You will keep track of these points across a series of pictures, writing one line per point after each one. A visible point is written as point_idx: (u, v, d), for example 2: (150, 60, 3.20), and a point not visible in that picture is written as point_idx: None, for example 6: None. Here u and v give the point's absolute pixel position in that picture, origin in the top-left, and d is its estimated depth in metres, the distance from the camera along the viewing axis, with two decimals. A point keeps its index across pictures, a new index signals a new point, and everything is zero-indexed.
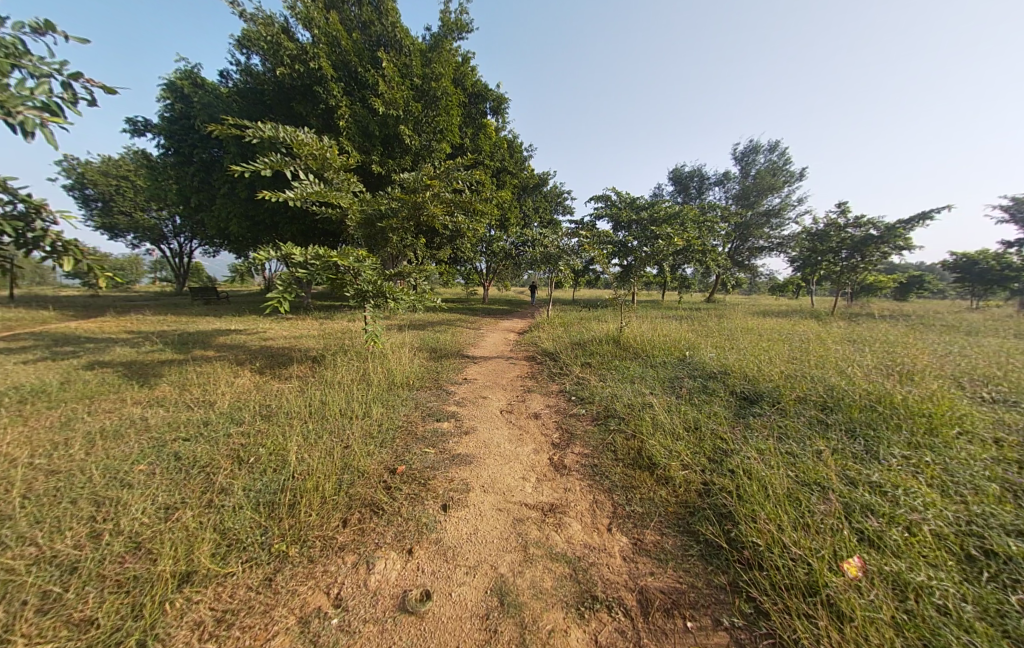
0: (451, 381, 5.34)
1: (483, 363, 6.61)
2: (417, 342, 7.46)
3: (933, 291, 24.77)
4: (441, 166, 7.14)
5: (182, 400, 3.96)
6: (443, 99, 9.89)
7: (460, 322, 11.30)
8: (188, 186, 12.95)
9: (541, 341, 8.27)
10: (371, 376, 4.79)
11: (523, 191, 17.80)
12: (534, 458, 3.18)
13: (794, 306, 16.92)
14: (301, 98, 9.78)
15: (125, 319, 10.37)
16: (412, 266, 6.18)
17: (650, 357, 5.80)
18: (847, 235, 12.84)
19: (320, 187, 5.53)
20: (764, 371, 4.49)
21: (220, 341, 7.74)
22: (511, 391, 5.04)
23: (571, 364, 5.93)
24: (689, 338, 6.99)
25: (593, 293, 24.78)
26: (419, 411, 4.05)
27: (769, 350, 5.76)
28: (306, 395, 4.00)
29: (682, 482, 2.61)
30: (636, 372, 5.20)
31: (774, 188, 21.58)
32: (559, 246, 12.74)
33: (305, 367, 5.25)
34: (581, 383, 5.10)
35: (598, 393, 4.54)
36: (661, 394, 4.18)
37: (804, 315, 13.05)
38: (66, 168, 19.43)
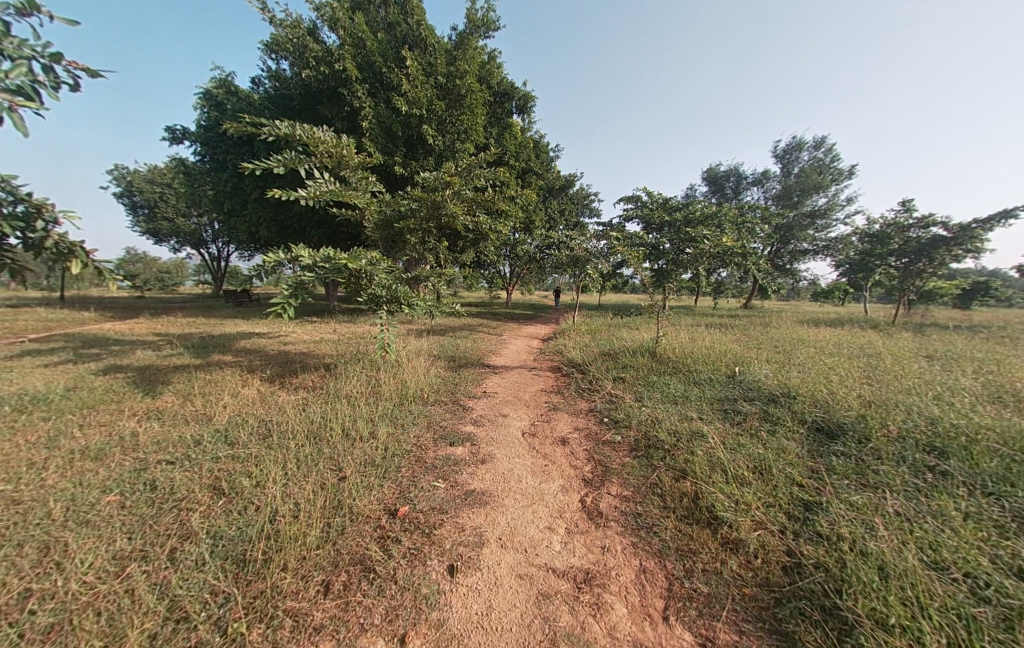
0: (469, 395, 4.87)
1: (505, 375, 6.09)
2: (436, 350, 7.07)
3: (1005, 300, 22.13)
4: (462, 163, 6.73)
5: (182, 412, 3.72)
6: (467, 96, 9.54)
7: (481, 327, 10.86)
8: (222, 192, 13.32)
9: (567, 349, 7.68)
10: (382, 389, 4.39)
11: (549, 193, 17.29)
12: (562, 499, 2.64)
13: (845, 314, 15.40)
14: (326, 102, 9.76)
15: (157, 321, 10.65)
16: (430, 269, 5.78)
17: (693, 372, 5.11)
18: (911, 237, 11.47)
19: (336, 186, 5.19)
20: (840, 395, 3.72)
21: (240, 345, 7.67)
22: (535, 409, 4.49)
23: (602, 378, 5.32)
24: (736, 350, 6.21)
25: (621, 299, 23.84)
26: (431, 432, 3.59)
27: (836, 367, 4.93)
28: (309, 411, 3.64)
29: (758, 550, 2.00)
30: (678, 392, 4.53)
31: (820, 187, 20.01)
32: (585, 249, 12.13)
33: (316, 376, 4.95)
34: (614, 402, 4.49)
35: (636, 415, 3.93)
36: (714, 422, 3.52)
37: (860, 325, 11.75)
38: (119, 178, 20.75)
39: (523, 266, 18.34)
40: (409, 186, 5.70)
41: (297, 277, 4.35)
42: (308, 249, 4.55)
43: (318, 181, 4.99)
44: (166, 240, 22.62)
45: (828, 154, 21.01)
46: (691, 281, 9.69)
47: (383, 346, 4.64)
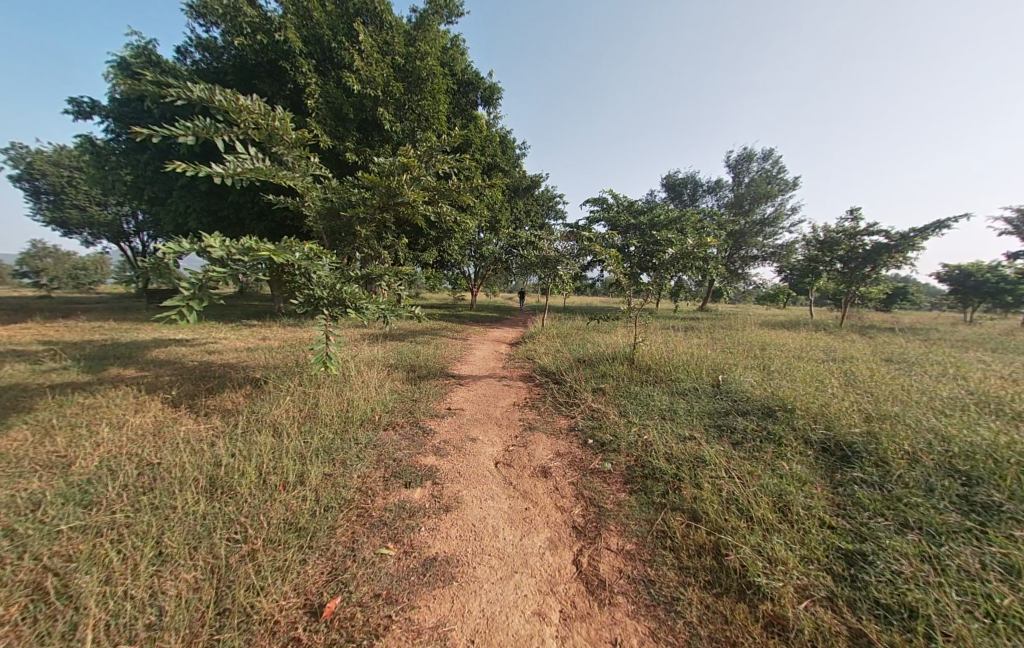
0: (431, 414, 4.16)
1: (472, 387, 5.43)
2: (394, 358, 6.27)
3: (918, 304, 24.80)
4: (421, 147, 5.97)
5: (30, 454, 2.68)
6: (428, 81, 8.78)
7: (445, 332, 10.08)
8: (140, 175, 11.46)
9: (538, 356, 7.18)
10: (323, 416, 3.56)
11: (515, 193, 16.85)
12: (553, 563, 2.05)
13: (795, 317, 16.28)
14: (266, 77, 8.60)
15: (52, 325, 8.85)
16: (384, 266, 4.98)
17: (677, 382, 4.75)
18: (857, 244, 12.17)
19: (265, 163, 4.25)
20: (838, 409, 3.46)
21: (152, 355, 6.35)
22: (509, 431, 3.86)
23: (580, 388, 4.83)
24: (713, 356, 5.98)
25: (587, 301, 23.89)
26: (381, 470, 2.85)
27: (815, 374, 4.79)
28: (215, 449, 2.75)
29: (814, 637, 1.62)
30: (665, 406, 4.10)
31: (769, 196, 21.21)
32: (555, 250, 11.72)
33: (240, 396, 3.99)
34: (596, 418, 4.00)
35: (625, 436, 3.43)
36: (715, 445, 3.08)
37: (812, 327, 12.32)
38: (13, 157, 17.64)
39: (489, 267, 17.70)
40: (360, 168, 4.85)
41: (200, 274, 3.23)
42: (218, 238, 3.37)
43: (241, 156, 4.04)
44: (76, 232, 19.52)
45: (775, 166, 22.45)
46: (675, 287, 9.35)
47: (322, 360, 3.78)
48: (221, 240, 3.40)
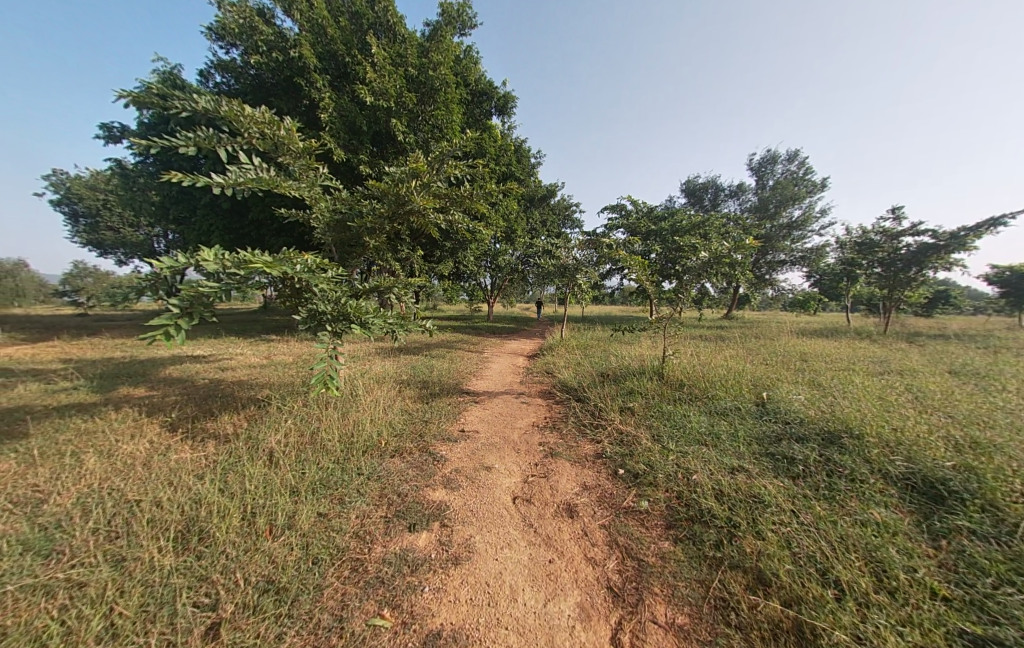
0: (442, 439, 3.80)
1: (489, 405, 5.06)
2: (406, 374, 5.99)
3: (961, 308, 23.12)
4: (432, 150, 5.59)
5: (7, 489, 2.48)
6: (441, 91, 8.68)
7: (460, 344, 9.80)
8: (167, 196, 11.82)
9: (558, 370, 6.77)
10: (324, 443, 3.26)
11: (530, 203, 16.69)
12: (585, 643, 1.66)
13: (831, 324, 15.27)
14: (283, 94, 8.71)
15: (78, 343, 9.05)
16: (394, 278, 4.72)
17: (716, 401, 4.24)
18: (900, 246, 11.29)
19: (269, 173, 4.08)
20: (923, 437, 2.89)
21: (166, 373, 6.29)
22: (529, 458, 3.46)
23: (606, 407, 4.38)
24: (752, 370, 5.42)
25: (605, 311, 23.31)
26: (383, 508, 2.50)
27: (877, 391, 4.19)
28: (199, 485, 2.47)
29: None
30: (706, 430, 3.61)
31: (796, 198, 20.31)
32: (572, 259, 11.35)
33: (240, 420, 3.75)
34: (627, 443, 3.54)
35: (663, 466, 2.97)
36: (774, 481, 2.60)
37: (853, 336, 11.43)
38: (56, 184, 18.76)
39: (505, 277, 17.47)
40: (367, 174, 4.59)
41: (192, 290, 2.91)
42: (212, 251, 3.13)
43: (245, 167, 3.89)
44: (112, 253, 20.45)
45: (801, 167, 21.56)
46: (700, 297, 8.59)
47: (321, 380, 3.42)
48: (217, 252, 3.15)
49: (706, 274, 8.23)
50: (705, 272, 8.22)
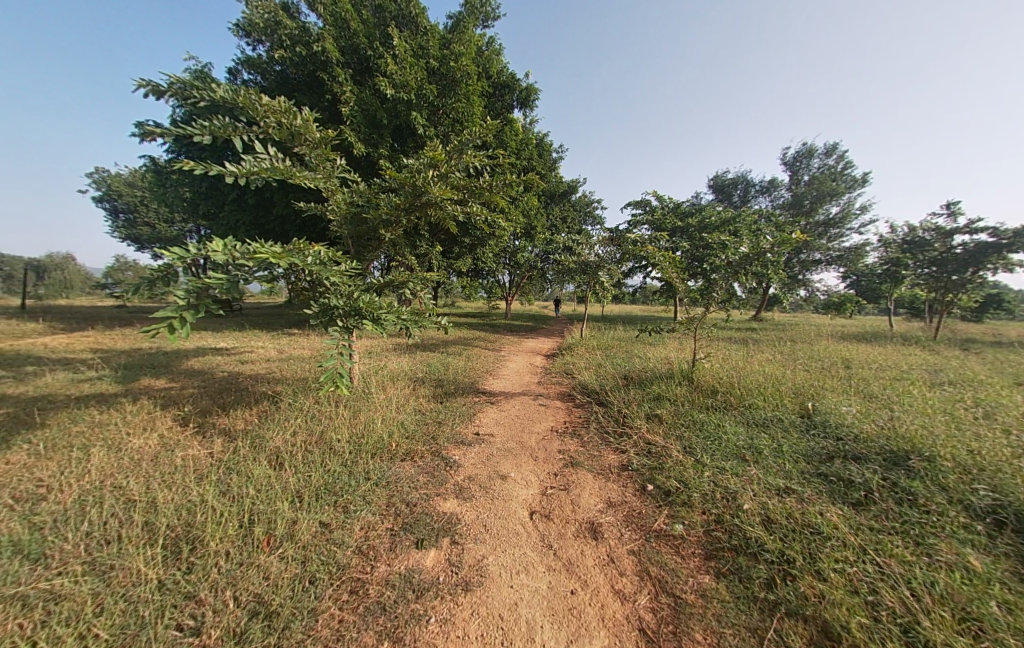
0: (455, 442, 3.60)
1: (505, 406, 4.84)
2: (421, 372, 5.85)
3: (1018, 314, 21.27)
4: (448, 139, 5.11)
5: (12, 484, 2.45)
6: (462, 82, 8.47)
7: (477, 342, 9.64)
8: (196, 192, 12.18)
9: (578, 371, 6.49)
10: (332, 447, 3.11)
11: (551, 199, 16.35)
12: None
13: (871, 329, 14.27)
14: (305, 89, 8.72)
15: (111, 333, 9.42)
16: (409, 272, 4.55)
17: (754, 411, 3.87)
18: (956, 244, 10.34)
19: (284, 162, 3.95)
20: (1013, 465, 2.46)
21: (187, 365, 6.39)
22: (547, 467, 3.20)
23: (632, 414, 4.08)
24: (791, 376, 4.98)
25: (625, 310, 22.73)
26: (390, 519, 2.31)
27: (943, 405, 3.72)
28: (200, 488, 2.35)
29: None
30: (745, 445, 3.26)
31: (834, 194, 19.15)
32: (593, 256, 10.97)
33: (252, 416, 3.67)
34: (656, 455, 3.24)
35: (699, 485, 2.66)
36: (833, 509, 2.25)
37: (898, 341, 10.59)
38: (99, 182, 19.75)
39: (524, 275, 17.21)
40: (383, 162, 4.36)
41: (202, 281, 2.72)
42: (223, 241, 2.95)
43: (260, 157, 3.78)
44: (148, 248, 21.42)
45: (840, 161, 20.34)
46: (728, 298, 7.97)
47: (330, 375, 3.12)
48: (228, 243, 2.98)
49: (738, 273, 7.72)
50: (737, 271, 7.73)
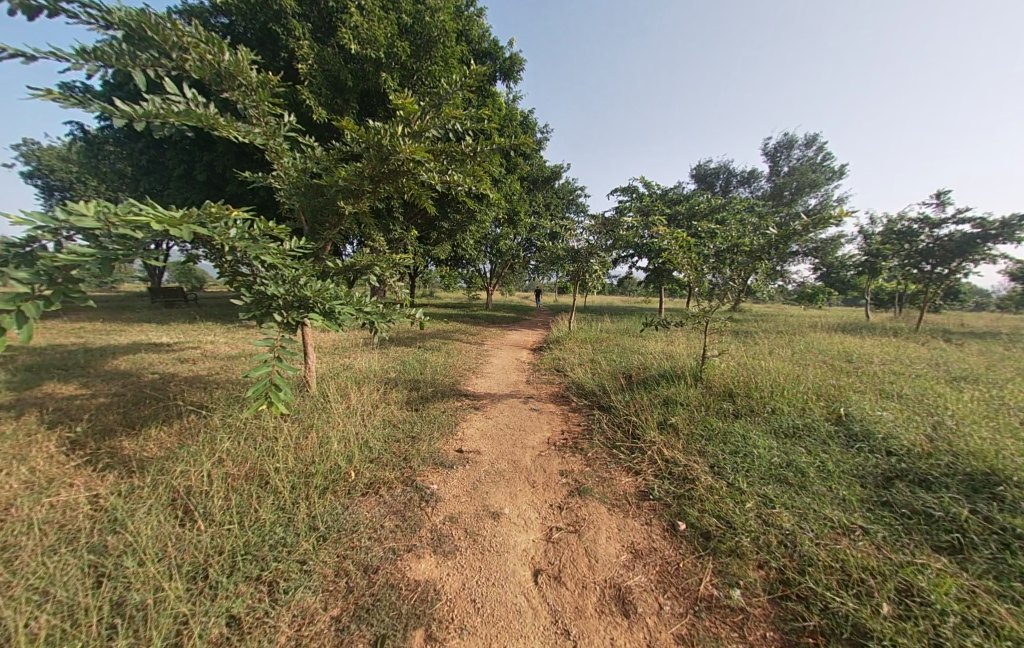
0: (434, 464, 2.92)
1: (491, 413, 4.15)
2: (394, 372, 5.09)
3: (971, 305, 22.50)
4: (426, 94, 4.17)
5: None
6: (440, 44, 7.52)
7: (458, 335, 8.91)
8: (134, 165, 10.69)
9: (570, 367, 5.91)
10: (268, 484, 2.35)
11: (534, 184, 15.60)
12: None
13: (849, 320, 14.48)
14: (256, 45, 7.54)
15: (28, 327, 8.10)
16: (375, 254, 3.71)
17: (781, 418, 3.37)
18: (940, 235, 10.38)
19: (208, 109, 2.99)
20: None
21: (111, 366, 5.35)
22: (548, 496, 2.56)
23: (640, 421, 3.50)
24: (805, 374, 4.55)
25: (607, 301, 22.52)
26: (339, 599, 1.64)
27: (982, 409, 3.37)
28: (47, 577, 1.56)
29: None
30: (783, 465, 2.74)
31: (813, 186, 19.36)
32: (583, 243, 10.30)
33: (167, 438, 2.83)
34: (681, 478, 2.67)
35: (745, 526, 2.13)
36: (932, 566, 1.79)
37: (881, 332, 10.64)
38: (25, 154, 17.42)
39: (505, 263, 16.45)
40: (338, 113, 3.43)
41: (47, 260, 1.73)
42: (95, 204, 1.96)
43: (171, 98, 2.80)
44: None
45: (818, 153, 20.54)
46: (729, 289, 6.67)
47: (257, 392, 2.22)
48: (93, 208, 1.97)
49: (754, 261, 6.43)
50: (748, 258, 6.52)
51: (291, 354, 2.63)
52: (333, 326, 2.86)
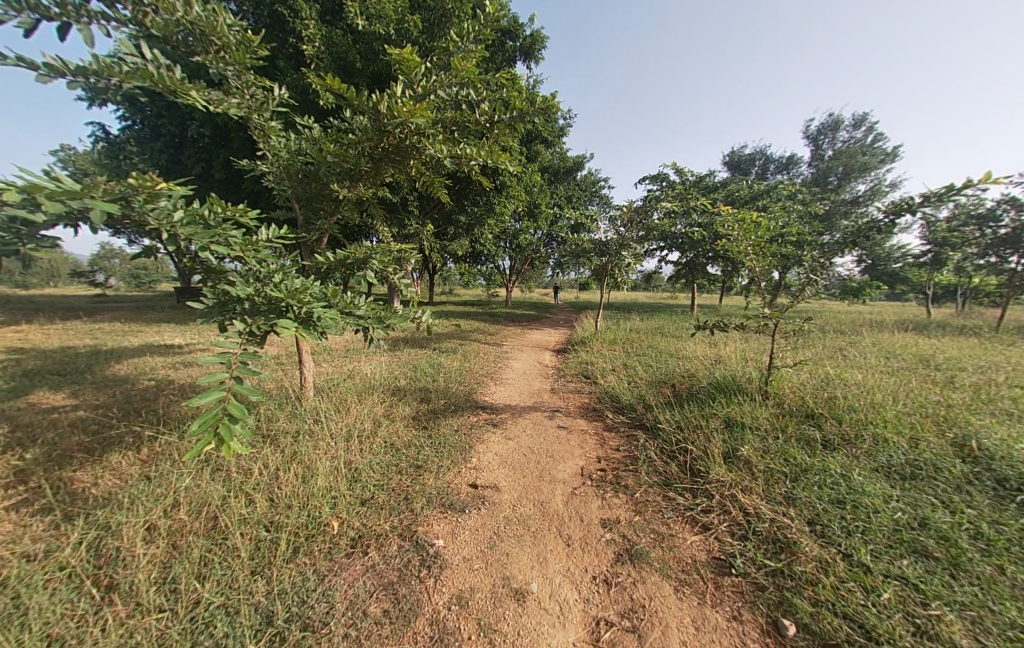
0: (440, 506, 2.32)
1: (511, 432, 3.52)
2: (403, 379, 4.55)
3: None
4: (441, 47, 3.14)
5: None
6: (455, 19, 6.89)
7: (476, 335, 8.37)
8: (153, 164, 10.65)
9: (600, 373, 5.24)
10: (226, 544, 1.82)
11: (556, 175, 14.89)
12: None
13: (910, 317, 12.98)
14: (264, 31, 7.16)
15: (50, 328, 8.12)
16: (374, 245, 3.12)
17: (893, 451, 2.56)
18: None
19: (172, 74, 2.49)
20: None
21: (111, 371, 5.06)
22: (588, 563, 1.92)
23: (701, 449, 2.76)
24: (900, 388, 3.68)
25: (631, 297, 21.52)
26: None
27: None
28: None
29: None
30: (914, 525, 1.99)
31: (863, 170, 17.66)
32: (611, 234, 9.50)
33: (123, 472, 2.35)
34: (767, 542, 1.98)
35: (894, 642, 1.43)
36: None
37: (953, 330, 9.39)
38: (62, 160, 18.10)
39: (525, 258, 15.80)
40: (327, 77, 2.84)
41: None
42: None
43: (124, 58, 2.30)
44: None
45: (868, 134, 18.74)
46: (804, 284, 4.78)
47: (204, 428, 1.67)
48: None
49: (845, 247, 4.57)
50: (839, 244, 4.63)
51: (254, 371, 1.92)
52: (303, 331, 2.09)
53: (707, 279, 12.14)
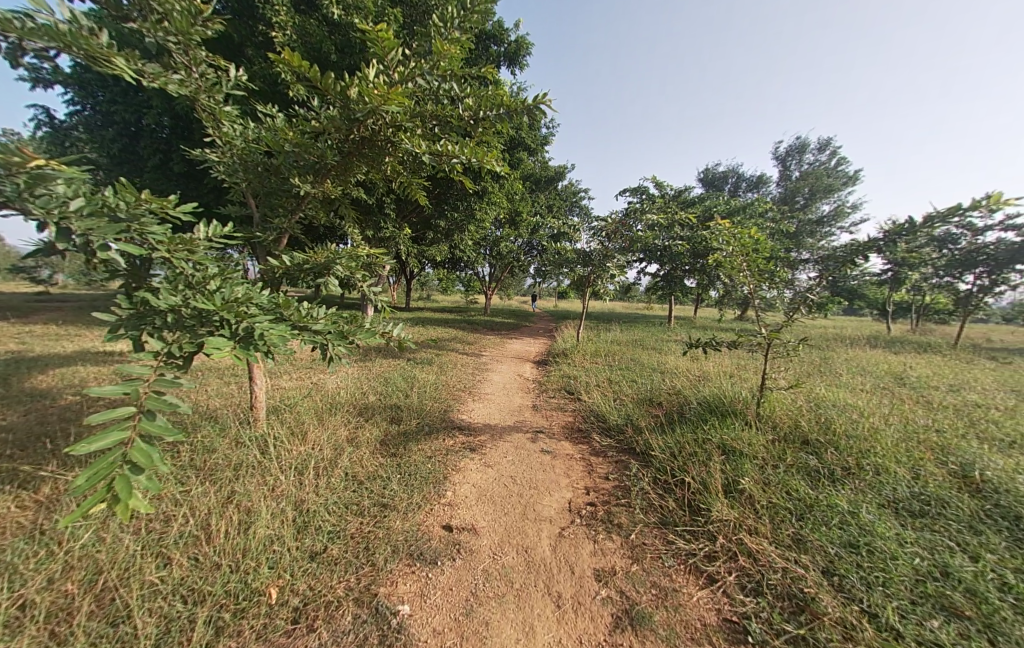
0: (406, 559, 1.95)
1: (491, 458, 3.19)
2: (372, 395, 4.14)
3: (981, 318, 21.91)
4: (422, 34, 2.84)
5: None
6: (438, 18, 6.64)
7: (453, 345, 7.99)
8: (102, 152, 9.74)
9: (584, 389, 5.00)
10: (126, 631, 1.41)
11: (539, 184, 14.82)
12: None
13: (873, 332, 13.58)
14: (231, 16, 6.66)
15: None
16: (340, 249, 2.76)
17: (899, 486, 2.41)
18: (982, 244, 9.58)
19: (95, 38, 2.08)
20: None
21: (28, 383, 4.37)
22: (584, 632, 1.63)
23: (700, 482, 2.52)
24: (888, 410, 3.61)
25: (610, 307, 21.68)
26: None
27: None
28: None
29: None
30: (937, 575, 1.80)
31: (827, 191, 18.58)
32: (593, 245, 9.39)
33: (6, 523, 1.88)
34: (781, 599, 1.75)
35: None
36: None
37: (914, 346, 9.83)
38: None
39: (506, 266, 15.58)
40: (290, 55, 2.49)
41: None
42: None
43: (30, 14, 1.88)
44: None
45: (831, 158, 19.79)
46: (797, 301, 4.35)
47: (95, 480, 1.28)
48: None
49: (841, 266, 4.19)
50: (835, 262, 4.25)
51: (168, 402, 1.50)
52: (241, 351, 1.70)
53: (685, 292, 12.29)
